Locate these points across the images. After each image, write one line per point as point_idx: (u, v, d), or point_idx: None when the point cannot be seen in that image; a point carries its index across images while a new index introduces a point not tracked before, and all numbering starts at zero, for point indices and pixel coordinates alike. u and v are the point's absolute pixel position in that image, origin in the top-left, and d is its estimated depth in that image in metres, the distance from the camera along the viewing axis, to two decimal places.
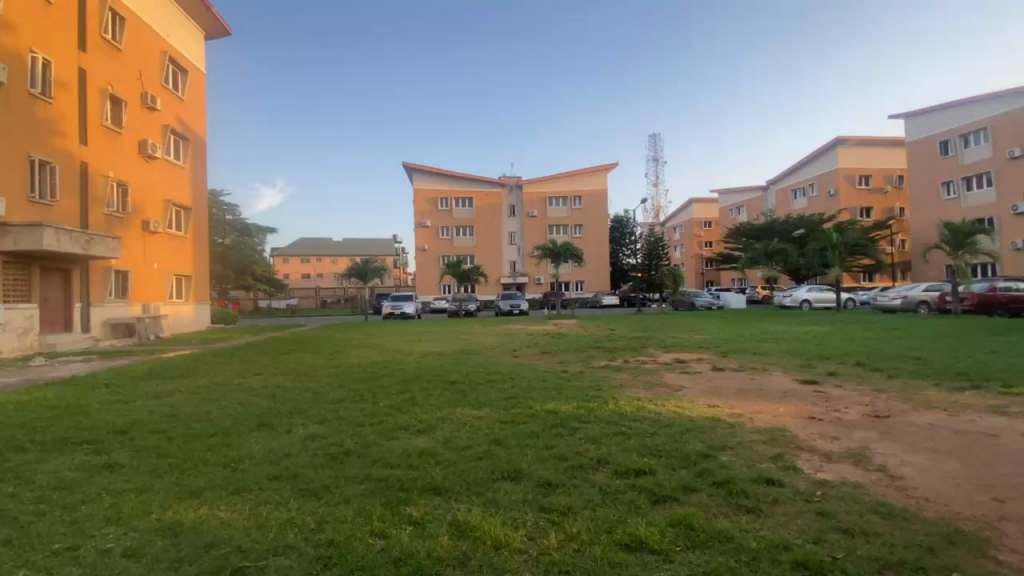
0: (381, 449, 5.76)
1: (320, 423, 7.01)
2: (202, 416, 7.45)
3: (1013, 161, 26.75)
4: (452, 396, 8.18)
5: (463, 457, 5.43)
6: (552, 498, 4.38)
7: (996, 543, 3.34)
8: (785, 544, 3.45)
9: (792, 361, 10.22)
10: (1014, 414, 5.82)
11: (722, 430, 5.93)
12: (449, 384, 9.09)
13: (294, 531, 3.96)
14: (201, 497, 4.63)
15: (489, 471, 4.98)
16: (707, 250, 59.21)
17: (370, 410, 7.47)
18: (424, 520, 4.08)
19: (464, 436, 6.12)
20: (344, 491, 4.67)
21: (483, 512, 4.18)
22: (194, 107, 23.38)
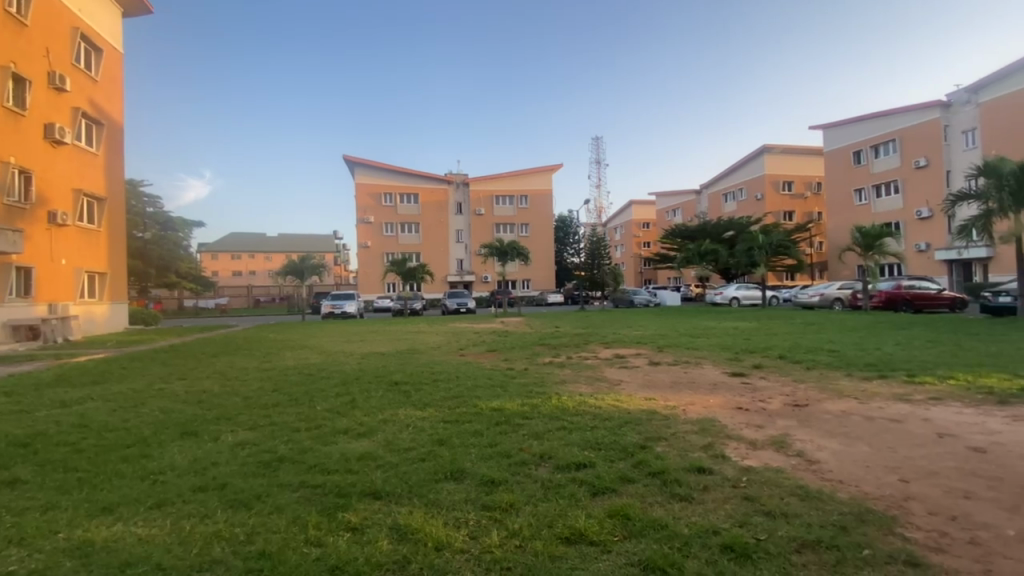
0: (317, 454, 5.27)
1: (251, 429, 6.35)
2: (119, 425, 6.56)
3: (918, 170, 29.88)
4: (394, 397, 7.73)
5: (404, 459, 5.06)
6: (494, 495, 4.14)
7: (902, 519, 3.41)
8: (715, 529, 3.42)
9: (724, 355, 10.64)
10: (916, 401, 6.25)
11: (657, 422, 5.97)
12: (391, 385, 8.62)
13: (220, 544, 3.48)
14: (115, 513, 4.00)
15: (432, 472, 4.66)
16: (646, 250, 61.45)
17: (307, 414, 6.88)
18: (363, 525, 3.71)
19: (406, 438, 5.73)
20: (276, 500, 4.19)
21: (424, 513, 3.87)
22: (110, 91, 20.96)
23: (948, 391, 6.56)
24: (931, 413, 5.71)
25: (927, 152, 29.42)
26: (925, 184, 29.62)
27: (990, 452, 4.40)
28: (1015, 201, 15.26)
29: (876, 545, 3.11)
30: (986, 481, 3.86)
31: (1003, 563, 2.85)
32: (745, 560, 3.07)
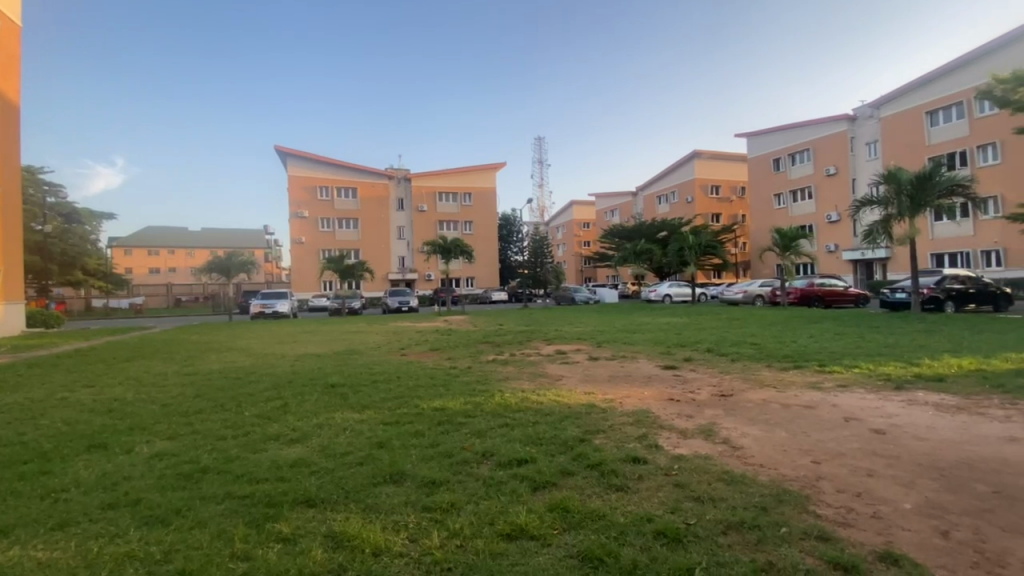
0: (246, 462, 4.85)
1: (171, 439, 5.75)
2: (11, 439, 5.73)
3: (828, 177, 32.76)
4: (331, 400, 7.31)
5: (341, 463, 4.78)
6: (435, 496, 3.99)
7: (814, 497, 3.64)
8: (649, 516, 3.48)
9: (658, 349, 11.09)
10: (826, 388, 6.80)
11: (596, 415, 6.06)
12: (328, 387, 8.17)
13: (132, 566, 3.10)
14: (6, 538, 3.47)
15: (370, 475, 4.43)
16: (586, 249, 63.02)
17: (234, 421, 6.34)
18: (295, 535, 3.44)
19: (343, 442, 5.42)
20: (196, 513, 3.80)
21: (361, 519, 3.66)
22: (6, 66, 18.47)
23: (854, 378, 7.19)
24: (839, 399, 6.21)
25: (836, 161, 32.38)
26: (834, 191, 32.53)
27: (889, 433, 4.82)
28: (910, 207, 17.05)
29: (793, 522, 3.29)
30: (885, 460, 4.21)
31: (900, 532, 3.10)
32: (676, 545, 3.13)
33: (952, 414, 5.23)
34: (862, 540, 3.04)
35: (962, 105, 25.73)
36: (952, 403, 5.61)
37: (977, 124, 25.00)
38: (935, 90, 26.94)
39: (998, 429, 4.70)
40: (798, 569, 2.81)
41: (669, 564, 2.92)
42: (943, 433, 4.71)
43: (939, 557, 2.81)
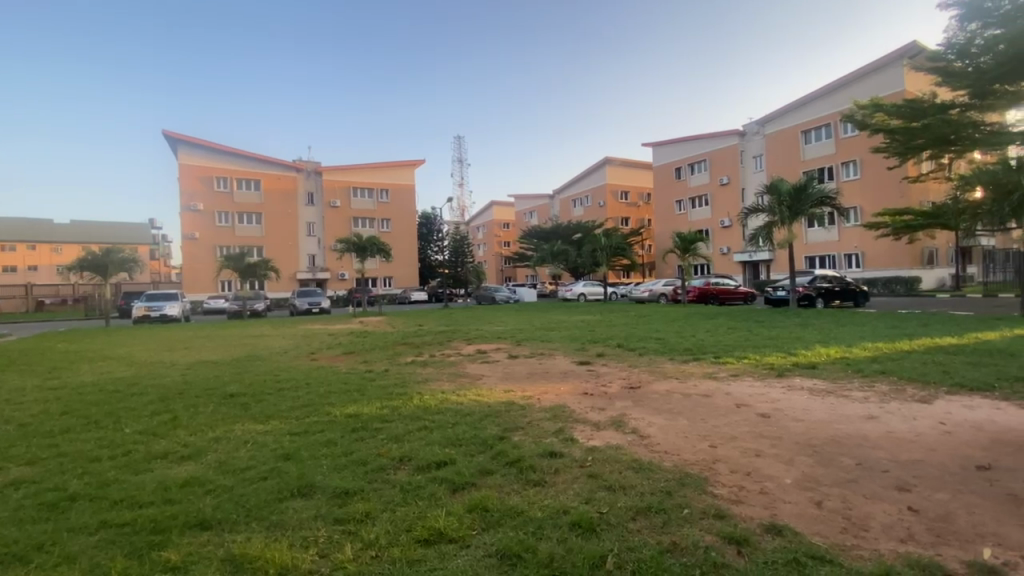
0: (126, 486, 4.22)
1: (30, 464, 4.86)
2: None
3: (722, 187, 36.11)
4: (230, 411, 6.62)
5: (242, 479, 4.33)
6: (348, 507, 3.74)
7: (712, 478, 3.94)
8: (565, 509, 3.53)
9: (573, 345, 11.47)
10: (720, 377, 7.46)
11: (515, 412, 6.09)
12: (226, 398, 7.38)
13: None
14: None
15: (275, 491, 4.05)
16: (505, 249, 63.66)
17: (113, 440, 5.50)
18: (186, 563, 3.05)
19: (244, 456, 4.93)
20: (62, 547, 3.24)
21: (265, 538, 3.33)
22: None
23: (743, 368, 7.96)
24: (732, 387, 6.81)
25: (728, 172, 35.72)
26: (726, 198, 35.91)
27: (772, 416, 5.39)
28: (788, 214, 19.31)
29: (694, 503, 3.52)
30: (770, 441, 4.67)
31: (783, 505, 3.44)
32: (591, 534, 3.22)
33: (823, 397, 5.97)
34: (751, 515, 3.32)
35: (831, 126, 29.64)
36: (822, 387, 6.41)
37: (842, 144, 28.98)
38: (809, 112, 30.77)
39: (857, 408, 5.42)
40: (699, 546, 3.00)
41: (583, 553, 2.99)
42: (815, 414, 5.34)
43: (815, 525, 3.16)
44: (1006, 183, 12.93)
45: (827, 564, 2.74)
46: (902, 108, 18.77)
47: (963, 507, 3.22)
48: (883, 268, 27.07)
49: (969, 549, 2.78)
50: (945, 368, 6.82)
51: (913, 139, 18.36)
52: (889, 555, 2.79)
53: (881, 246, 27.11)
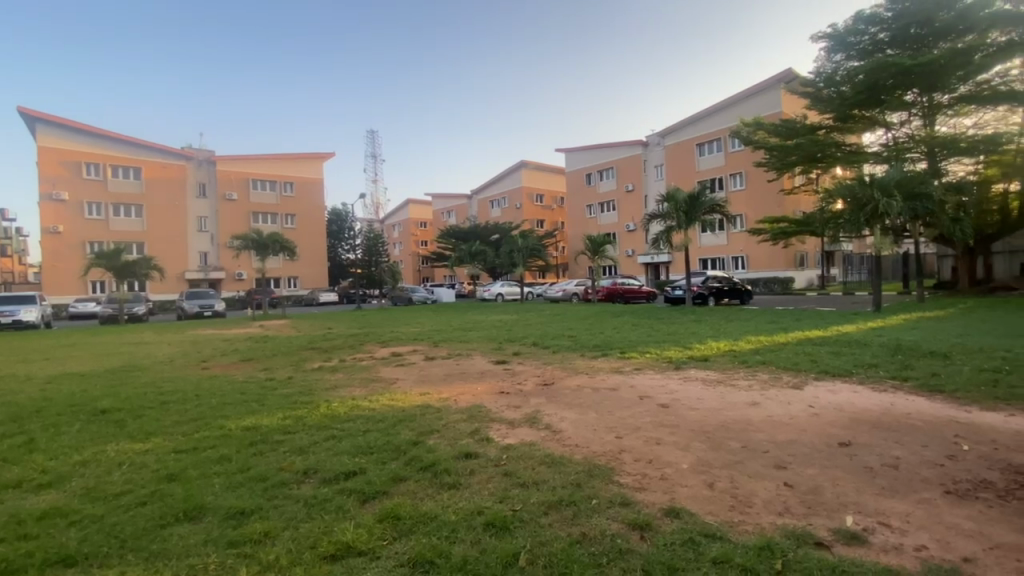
0: None
1: None
2: None
3: (628, 193, 38.39)
4: (102, 430, 5.69)
5: (114, 507, 3.70)
6: (243, 528, 3.34)
7: (618, 468, 4.08)
8: (479, 509, 3.46)
9: (489, 345, 11.46)
10: (627, 371, 7.85)
11: (430, 415, 5.89)
12: (97, 415, 6.34)
13: None
14: None
15: (157, 516, 3.53)
16: (422, 248, 62.22)
17: None
18: None
19: (118, 479, 4.25)
20: None
21: (142, 571, 2.87)
22: None
23: (648, 361, 8.47)
24: (636, 380, 7.19)
25: (633, 179, 38.10)
26: (632, 204, 38.23)
27: (671, 406, 5.77)
28: (685, 219, 20.97)
29: (602, 493, 3.62)
30: (669, 429, 4.96)
31: (681, 489, 3.65)
32: (504, 533, 3.17)
33: (715, 386, 6.52)
34: (653, 501, 3.48)
35: (721, 141, 32.74)
36: (713, 377, 7.00)
37: (730, 157, 32.07)
38: (703, 127, 33.64)
39: (743, 396, 5.97)
40: (606, 535, 3.07)
41: (496, 553, 2.92)
42: (707, 402, 5.81)
43: (708, 506, 3.38)
44: (860, 198, 15.12)
45: (719, 540, 2.94)
46: (779, 128, 21.28)
47: (827, 479, 3.64)
48: (763, 269, 30.43)
49: (835, 517, 3.13)
50: (812, 357, 7.78)
51: (788, 156, 20.85)
52: (770, 528, 3.05)
53: (762, 250, 30.48)
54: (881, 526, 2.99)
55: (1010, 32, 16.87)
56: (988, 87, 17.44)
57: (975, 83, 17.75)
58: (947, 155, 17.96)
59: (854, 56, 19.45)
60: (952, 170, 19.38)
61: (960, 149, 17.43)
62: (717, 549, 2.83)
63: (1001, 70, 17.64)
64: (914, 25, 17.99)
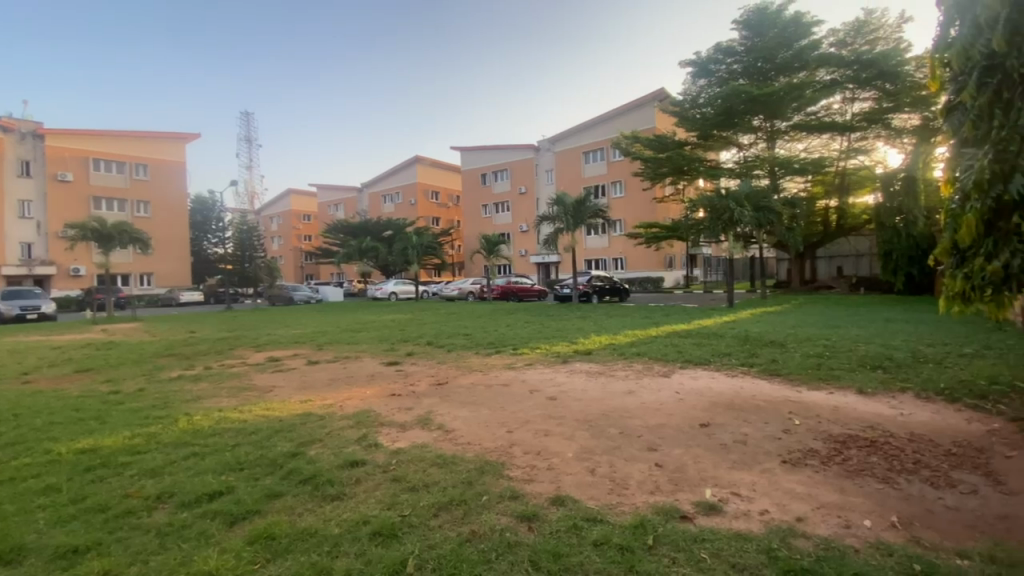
0: None
1: None
2: None
3: (521, 195, 39.52)
4: None
5: None
6: (75, 569, 2.75)
7: (508, 463, 4.11)
8: (365, 519, 3.24)
9: (380, 346, 10.93)
10: (518, 367, 8.01)
11: (312, 424, 5.41)
12: None
13: None
14: None
15: None
16: (305, 243, 57.64)
17: None
18: None
19: None
20: None
21: None
22: None
23: (539, 357, 8.73)
24: (527, 375, 7.36)
25: (525, 181, 39.28)
26: (524, 206, 39.38)
27: (558, 398, 6.00)
28: (573, 222, 22.07)
29: (492, 489, 3.61)
30: (556, 420, 5.15)
31: (566, 477, 3.78)
32: (391, 540, 2.99)
33: (598, 377, 6.93)
34: (540, 491, 3.56)
35: (603, 151, 35.07)
36: (597, 369, 7.45)
37: (612, 166, 34.59)
38: (589, 136, 35.74)
39: (622, 385, 6.42)
40: (495, 530, 3.06)
41: (383, 563, 2.75)
42: (591, 393, 6.15)
43: (591, 491, 3.55)
44: (718, 208, 17.27)
45: (599, 523, 3.08)
46: (653, 142, 23.49)
47: (691, 457, 4.04)
48: (640, 270, 33.34)
49: (697, 491, 3.47)
50: (679, 348, 8.66)
51: (661, 168, 23.01)
52: (644, 507, 3.28)
53: (640, 252, 33.38)
54: (734, 495, 3.38)
55: (833, 72, 20.50)
56: (817, 116, 20.88)
57: (806, 114, 21.12)
58: (784, 173, 21.04)
59: (714, 81, 22.23)
60: (789, 188, 22.91)
61: (794, 169, 20.70)
62: (598, 531, 2.97)
63: (826, 104, 21.10)
64: (761, 60, 21.06)
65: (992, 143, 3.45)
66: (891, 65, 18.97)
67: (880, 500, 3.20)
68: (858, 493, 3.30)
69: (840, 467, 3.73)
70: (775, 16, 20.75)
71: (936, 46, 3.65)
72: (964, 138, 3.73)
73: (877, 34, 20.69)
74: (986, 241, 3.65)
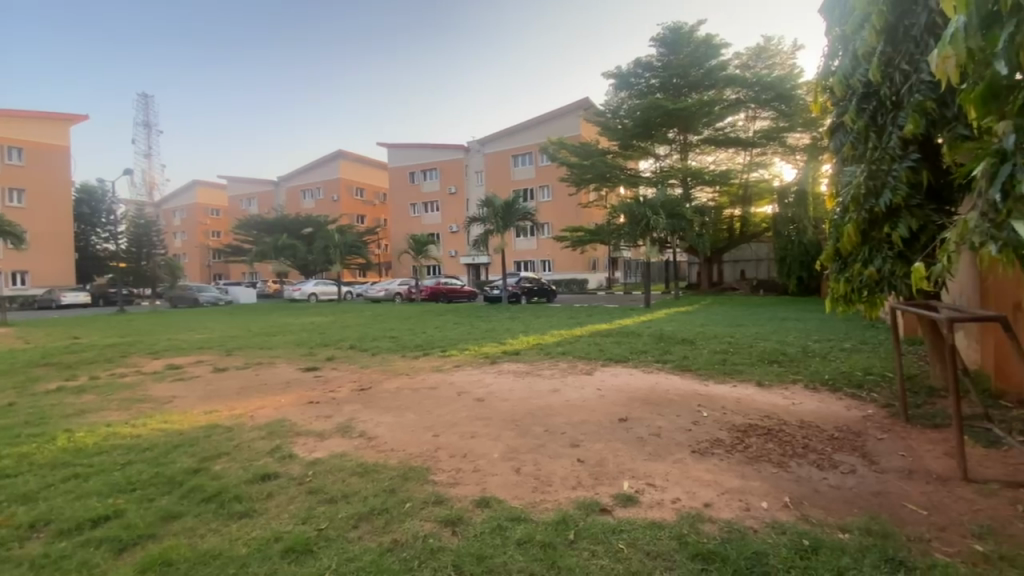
0: None
1: None
2: None
3: (451, 195, 39.16)
4: None
5: None
6: None
7: (433, 467, 4.01)
8: (277, 536, 2.99)
9: (297, 351, 10.25)
10: (445, 369, 7.87)
11: (218, 437, 4.94)
12: None
13: None
14: None
15: None
16: (213, 240, 52.99)
17: None
18: None
19: None
20: None
21: None
22: None
23: (466, 358, 8.65)
24: (455, 377, 7.25)
25: (455, 182, 39.00)
26: (454, 206, 39.12)
27: (484, 400, 5.97)
28: (502, 224, 22.21)
29: (416, 495, 3.49)
30: (483, 422, 5.11)
31: (491, 479, 3.76)
32: (306, 556, 2.79)
33: (524, 377, 7.00)
34: (465, 495, 3.50)
35: (531, 155, 35.70)
36: (523, 369, 7.53)
37: (540, 170, 35.36)
38: (518, 139, 36.20)
39: (547, 384, 6.53)
40: (418, 537, 2.96)
41: None
42: (517, 392, 6.19)
43: (515, 490, 3.55)
44: (637, 215, 18.25)
45: (524, 522, 3.08)
46: (579, 148, 24.31)
47: (610, 451, 4.18)
48: (567, 272, 34.37)
49: (616, 484, 3.59)
50: (602, 347, 8.98)
51: (586, 174, 23.86)
52: (567, 503, 3.33)
53: (566, 255, 34.39)
54: (649, 486, 3.54)
55: (738, 92, 22.39)
56: (724, 132, 22.63)
57: (715, 129, 22.88)
58: (695, 183, 22.61)
59: (634, 94, 23.37)
60: (700, 197, 24.67)
61: (704, 180, 22.36)
62: (522, 530, 2.97)
63: (732, 121, 23.00)
64: (676, 77, 22.52)
65: (867, 162, 3.93)
66: (786, 88, 21.17)
67: (775, 483, 3.50)
68: (757, 477, 3.59)
69: (743, 454, 4.05)
70: (688, 37, 22.27)
71: (821, 72, 4.10)
72: (845, 156, 4.23)
73: (774, 60, 22.99)
74: (863, 249, 4.16)
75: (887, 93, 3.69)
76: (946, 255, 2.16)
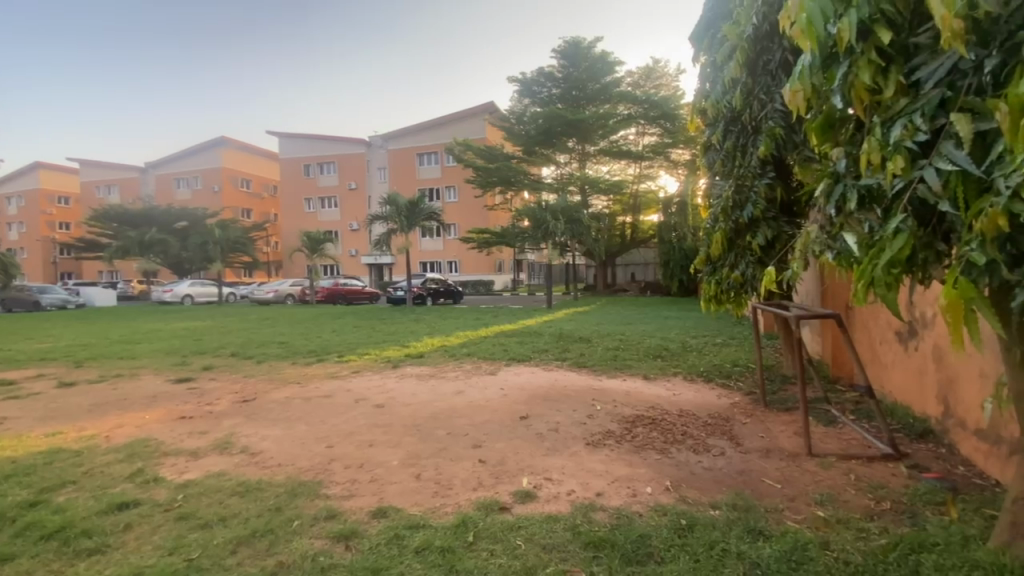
0: None
1: None
2: None
3: (350, 191, 37.30)
4: None
5: None
6: None
7: (326, 481, 3.75)
8: (135, 572, 2.59)
9: (167, 361, 9.04)
10: (343, 375, 7.44)
11: (60, 464, 4.17)
12: None
13: None
14: None
15: None
16: (60, 232, 45.18)
17: None
18: None
19: None
20: None
21: None
22: None
23: (365, 363, 8.25)
24: (353, 383, 6.87)
25: (355, 178, 37.21)
26: (353, 204, 37.36)
27: (385, 405, 5.73)
28: (406, 223, 21.68)
29: (305, 512, 3.23)
30: (383, 429, 4.90)
31: (389, 487, 3.61)
32: None
33: (427, 380, 6.85)
34: (360, 506, 3.32)
35: (437, 155, 35.23)
36: (425, 372, 7.36)
37: (446, 171, 35.07)
38: (423, 138, 35.54)
39: (451, 386, 6.47)
40: (307, 557, 2.73)
41: None
42: (419, 396, 6.05)
43: (413, 497, 3.43)
44: (539, 219, 18.92)
45: (422, 529, 2.99)
46: (484, 151, 24.58)
47: (511, 449, 4.24)
48: (472, 273, 34.54)
49: (515, 482, 3.63)
50: (505, 347, 9.11)
51: (492, 177, 24.26)
52: (467, 505, 3.30)
53: (472, 257, 34.53)
54: (547, 480, 3.64)
55: (630, 107, 24.00)
56: (618, 144, 24.16)
57: (610, 141, 24.32)
58: (592, 191, 23.82)
59: (537, 102, 24.41)
60: (596, 204, 26.14)
61: (600, 188, 23.64)
62: (420, 538, 2.87)
63: (624, 134, 24.64)
64: (575, 89, 23.84)
65: (734, 177, 4.42)
66: (670, 107, 23.00)
67: (658, 469, 3.79)
68: (643, 464, 3.86)
69: (631, 444, 4.33)
70: (586, 52, 23.53)
71: (696, 95, 4.55)
72: (718, 172, 4.72)
73: (661, 81, 25.12)
74: (729, 254, 4.69)
75: (748, 118, 4.17)
76: (795, 261, 2.48)
